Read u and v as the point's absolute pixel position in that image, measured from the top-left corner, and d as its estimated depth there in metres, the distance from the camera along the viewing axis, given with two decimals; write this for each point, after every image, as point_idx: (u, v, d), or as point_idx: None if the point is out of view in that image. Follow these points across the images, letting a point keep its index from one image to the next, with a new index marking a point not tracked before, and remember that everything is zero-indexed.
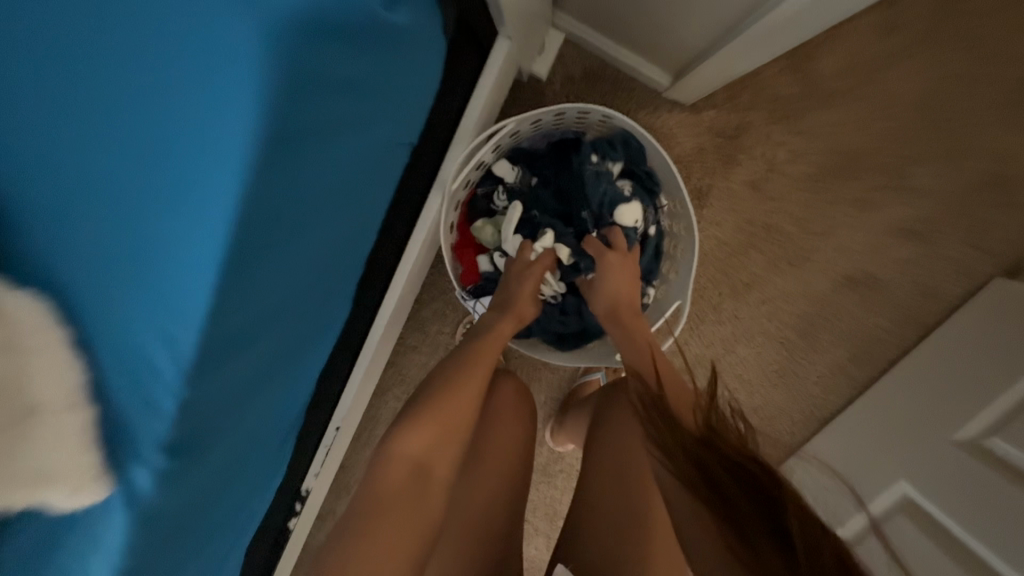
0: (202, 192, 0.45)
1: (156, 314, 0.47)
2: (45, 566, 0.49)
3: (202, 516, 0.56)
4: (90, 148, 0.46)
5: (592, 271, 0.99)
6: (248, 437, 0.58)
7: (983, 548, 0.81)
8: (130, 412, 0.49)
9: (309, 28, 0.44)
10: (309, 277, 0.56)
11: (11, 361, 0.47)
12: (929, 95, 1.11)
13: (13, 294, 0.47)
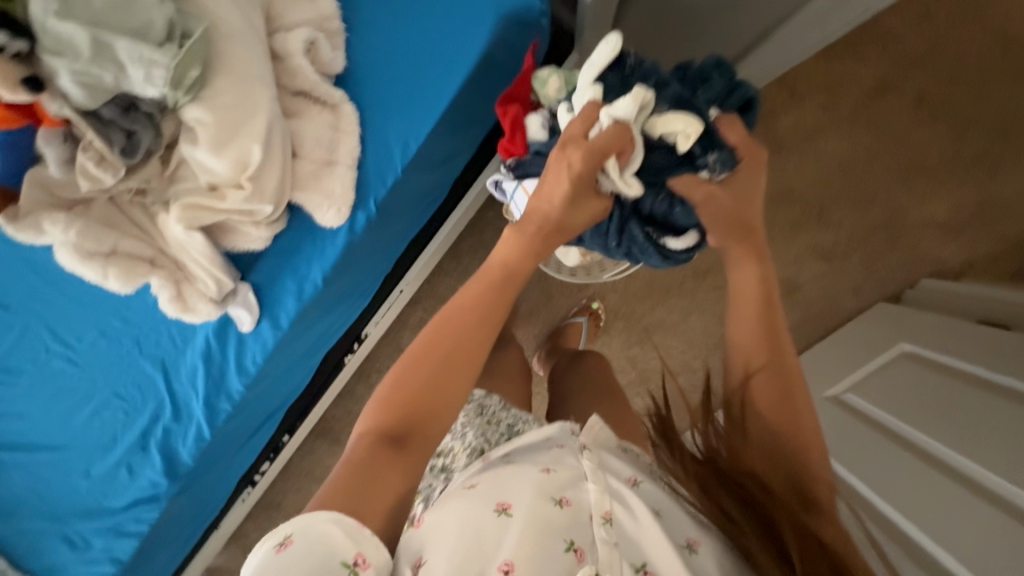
0: (449, 71, 0.79)
1: (401, 131, 0.79)
2: (291, 258, 0.83)
3: (360, 264, 0.89)
4: (390, 29, 0.80)
5: (719, 165, 0.72)
6: (399, 231, 0.93)
7: (867, 491, 1.08)
8: (368, 181, 0.80)
9: (526, 13, 0.81)
10: (460, 146, 0.92)
11: (323, 131, 0.78)
12: (849, 159, 1.57)
13: (333, 90, 0.78)
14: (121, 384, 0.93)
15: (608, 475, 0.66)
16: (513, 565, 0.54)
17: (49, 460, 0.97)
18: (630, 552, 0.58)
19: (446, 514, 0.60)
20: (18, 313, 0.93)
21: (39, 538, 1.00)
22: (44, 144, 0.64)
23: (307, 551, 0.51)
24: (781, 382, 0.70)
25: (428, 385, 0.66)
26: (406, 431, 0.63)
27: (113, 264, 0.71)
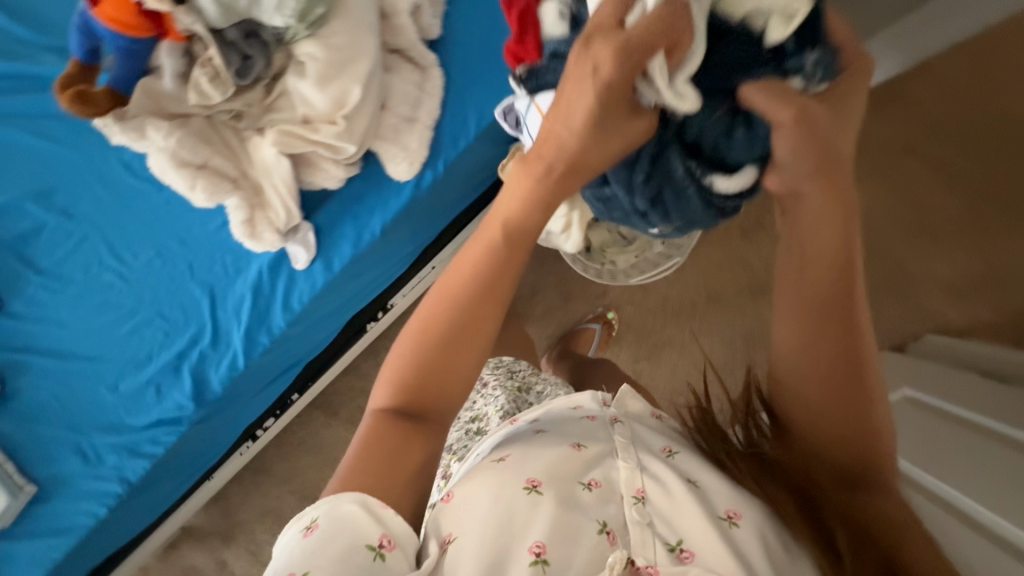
0: None
1: (480, 102, 0.85)
2: (354, 206, 0.87)
3: (417, 223, 0.93)
4: (485, 9, 0.87)
5: (823, 73, 0.50)
6: (456, 198, 0.96)
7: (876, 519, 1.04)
8: (441, 144, 0.85)
9: None
10: None
11: (411, 90, 0.84)
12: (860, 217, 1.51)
13: (428, 55, 0.84)
14: (165, 305, 0.96)
15: (640, 449, 0.64)
16: (545, 549, 0.52)
17: (78, 371, 1.00)
18: (664, 531, 0.55)
19: (476, 490, 0.58)
20: (80, 223, 0.98)
21: (53, 447, 1.02)
22: (163, 49, 0.78)
23: (334, 539, 0.49)
24: (843, 372, 0.54)
25: (435, 365, 0.55)
26: (418, 407, 0.56)
27: (201, 176, 0.81)
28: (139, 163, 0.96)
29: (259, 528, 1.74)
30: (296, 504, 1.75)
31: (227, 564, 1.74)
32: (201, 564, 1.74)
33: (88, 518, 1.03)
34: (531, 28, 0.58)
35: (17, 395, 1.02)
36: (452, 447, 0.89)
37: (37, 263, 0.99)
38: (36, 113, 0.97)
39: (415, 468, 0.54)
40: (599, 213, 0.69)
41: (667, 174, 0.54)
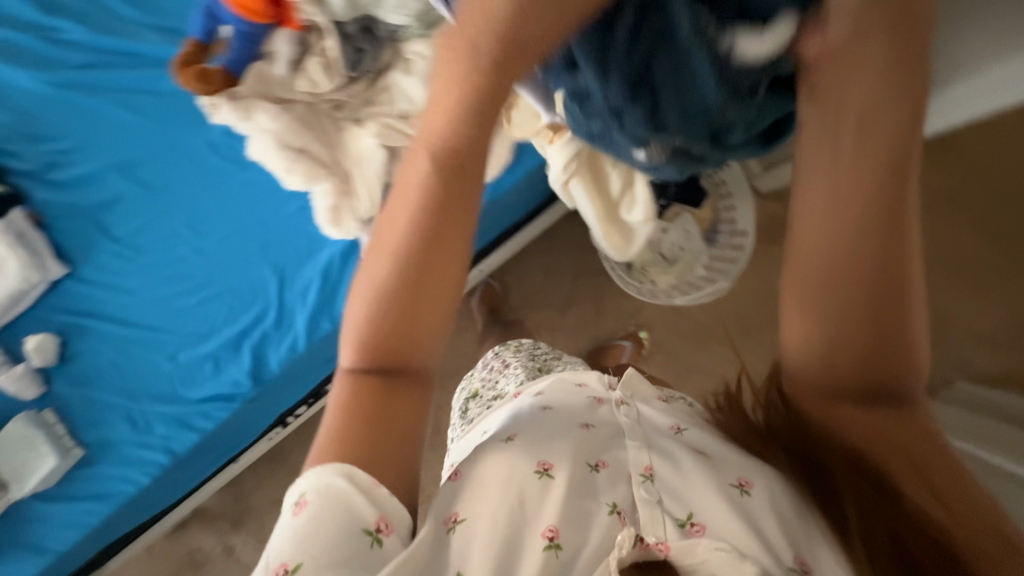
0: None
1: None
2: None
3: None
4: None
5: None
6: None
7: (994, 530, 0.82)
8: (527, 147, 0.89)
9: None
10: None
11: None
12: None
13: None
14: (234, 282, 0.99)
15: (649, 430, 0.62)
16: (559, 533, 0.51)
17: (139, 338, 1.02)
18: (673, 505, 0.53)
19: (483, 469, 0.55)
20: (160, 196, 1.01)
21: (103, 412, 1.03)
22: (279, 36, 0.86)
23: (326, 524, 0.43)
24: (868, 305, 0.41)
25: (400, 318, 0.44)
26: (392, 357, 0.45)
27: (299, 162, 0.85)
28: (225, 145, 1.00)
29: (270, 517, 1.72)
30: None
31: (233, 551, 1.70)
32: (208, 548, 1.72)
33: (126, 487, 1.03)
34: None
35: (77, 357, 1.04)
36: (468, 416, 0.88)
37: (113, 231, 1.03)
38: (136, 90, 1.01)
39: (399, 435, 0.45)
40: (584, 132, 0.59)
41: (665, 31, 0.45)
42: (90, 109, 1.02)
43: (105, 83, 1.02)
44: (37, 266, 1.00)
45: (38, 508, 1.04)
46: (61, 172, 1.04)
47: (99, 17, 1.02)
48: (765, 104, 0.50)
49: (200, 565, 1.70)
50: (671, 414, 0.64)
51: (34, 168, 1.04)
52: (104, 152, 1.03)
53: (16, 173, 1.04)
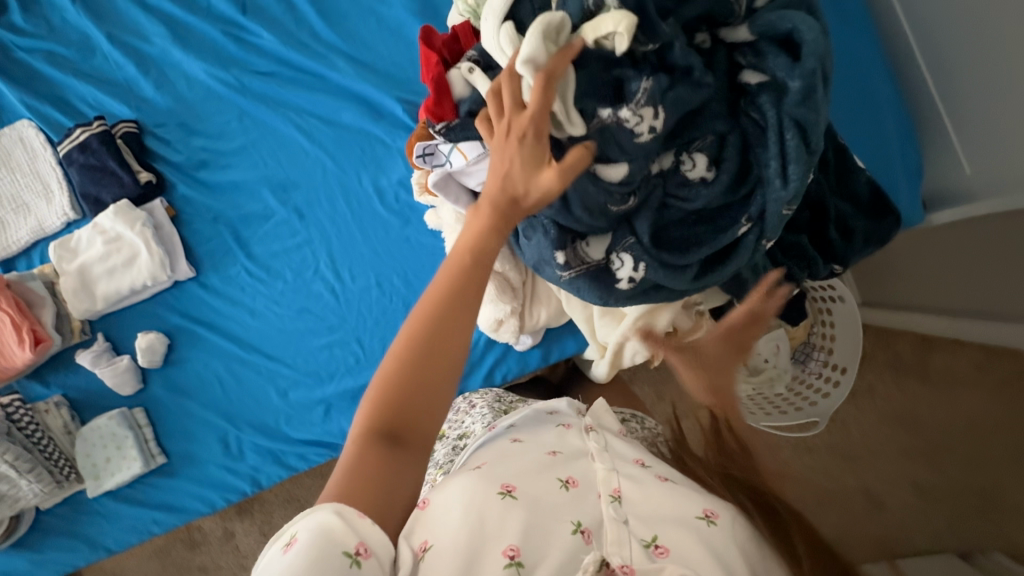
0: None
1: None
2: None
3: None
4: None
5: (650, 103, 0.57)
6: None
7: None
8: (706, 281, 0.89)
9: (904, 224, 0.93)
10: None
11: None
12: (975, 426, 1.11)
13: None
14: (367, 334, 0.95)
15: (613, 456, 0.54)
16: (520, 551, 0.43)
17: (254, 364, 0.98)
18: (638, 526, 0.46)
19: (451, 492, 0.48)
20: (309, 226, 0.97)
21: (195, 428, 1.00)
22: (457, 150, 0.69)
23: (308, 547, 0.38)
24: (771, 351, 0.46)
25: (409, 383, 0.44)
26: (400, 428, 0.43)
27: (493, 281, 0.80)
28: (392, 193, 0.95)
29: (278, 515, 1.53)
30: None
31: (232, 537, 1.53)
32: (207, 528, 1.54)
33: (199, 505, 1.00)
34: (439, 89, 0.65)
35: (181, 364, 0.99)
36: (438, 467, 0.72)
37: (250, 247, 0.98)
38: (313, 112, 0.97)
39: (384, 492, 0.43)
40: (541, 259, 0.69)
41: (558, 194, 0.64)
42: (257, 119, 0.98)
43: (280, 97, 0.97)
44: (167, 267, 0.96)
45: (104, 504, 1.01)
46: (210, 172, 0.99)
47: (292, 29, 0.97)
48: (666, 233, 0.68)
49: (194, 541, 1.53)
50: (636, 446, 0.55)
51: (183, 162, 0.99)
52: (258, 164, 0.98)
53: (164, 161, 1.00)
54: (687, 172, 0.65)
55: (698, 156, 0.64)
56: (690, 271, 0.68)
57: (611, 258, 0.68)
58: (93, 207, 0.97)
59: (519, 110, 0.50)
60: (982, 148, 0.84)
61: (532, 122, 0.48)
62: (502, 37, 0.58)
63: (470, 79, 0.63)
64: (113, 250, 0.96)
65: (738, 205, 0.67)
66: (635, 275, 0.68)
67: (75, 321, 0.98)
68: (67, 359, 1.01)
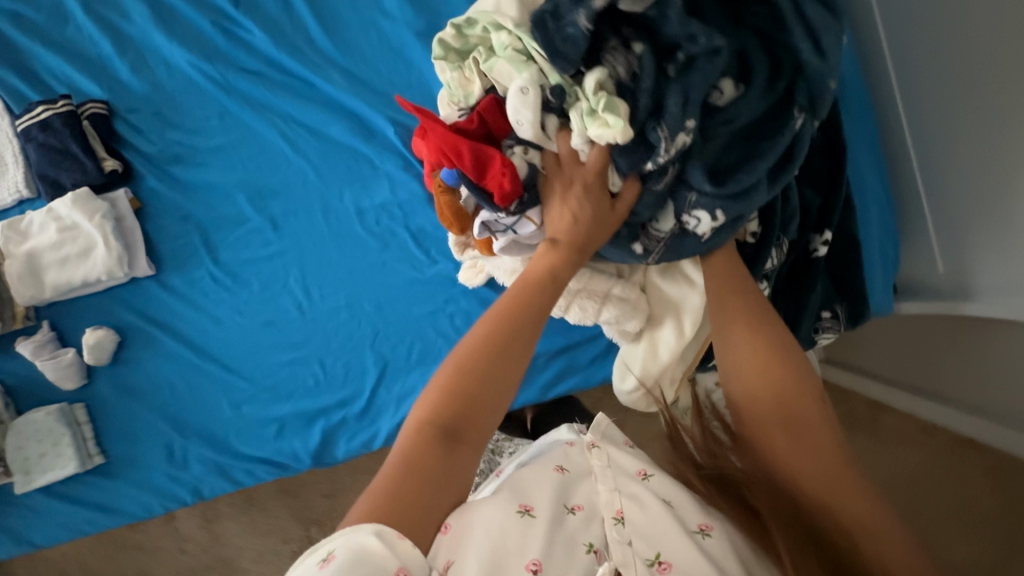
0: (870, 280, 0.90)
1: None
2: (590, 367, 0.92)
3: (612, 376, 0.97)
4: None
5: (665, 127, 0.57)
6: None
7: None
8: None
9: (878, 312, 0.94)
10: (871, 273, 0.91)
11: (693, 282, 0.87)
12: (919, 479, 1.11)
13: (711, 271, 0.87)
14: (332, 356, 0.93)
15: (615, 471, 0.58)
16: (542, 565, 0.49)
17: (209, 373, 0.94)
18: (642, 546, 0.51)
19: (472, 516, 0.51)
20: (284, 237, 0.93)
21: (140, 431, 0.96)
22: (524, 219, 0.65)
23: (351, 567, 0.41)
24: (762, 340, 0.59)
25: (470, 382, 0.51)
26: (459, 425, 0.50)
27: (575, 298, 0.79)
28: (374, 216, 0.92)
29: (223, 501, 1.51)
30: (273, 495, 1.50)
31: (172, 520, 1.50)
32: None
33: (138, 509, 0.97)
34: (505, 174, 0.61)
35: (131, 365, 0.95)
36: None
37: (218, 252, 0.94)
38: (300, 120, 0.92)
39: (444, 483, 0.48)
40: (619, 260, 0.70)
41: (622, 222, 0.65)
42: (239, 119, 0.93)
43: (267, 100, 0.93)
44: (125, 263, 0.91)
45: (36, 498, 0.96)
46: (183, 168, 0.94)
47: (285, 29, 0.92)
48: (723, 169, 0.63)
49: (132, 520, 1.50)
50: (638, 457, 0.59)
51: (155, 153, 0.94)
52: (235, 165, 0.93)
53: (133, 150, 0.94)
54: (718, 103, 0.62)
55: (723, 84, 0.61)
56: (763, 189, 0.63)
57: (684, 220, 0.64)
58: (50, 189, 0.91)
59: (580, 163, 0.61)
60: (958, 252, 0.87)
61: (595, 177, 0.59)
62: (548, 122, 0.61)
63: (528, 158, 0.63)
64: (68, 239, 0.90)
65: (780, 105, 0.63)
66: (716, 224, 0.63)
67: (20, 306, 0.93)
68: (6, 345, 0.95)
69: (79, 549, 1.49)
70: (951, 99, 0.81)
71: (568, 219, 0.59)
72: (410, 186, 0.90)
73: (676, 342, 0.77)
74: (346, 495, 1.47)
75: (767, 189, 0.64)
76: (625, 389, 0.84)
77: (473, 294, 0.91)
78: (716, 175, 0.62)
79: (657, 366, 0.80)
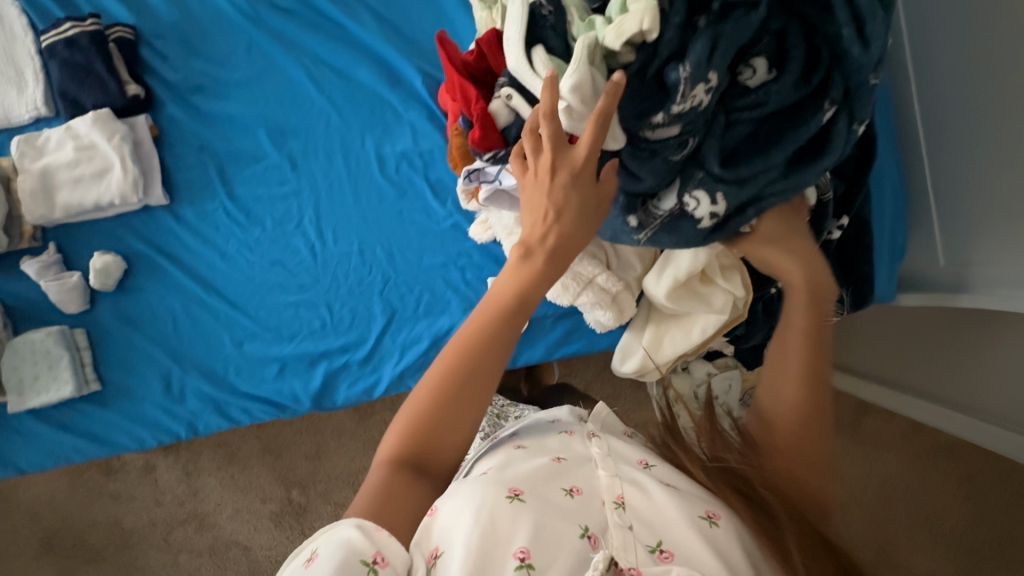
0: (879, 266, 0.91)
1: None
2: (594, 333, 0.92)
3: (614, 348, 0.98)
4: None
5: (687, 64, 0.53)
6: None
7: None
8: None
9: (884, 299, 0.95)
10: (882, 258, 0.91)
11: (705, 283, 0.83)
12: (892, 485, 1.16)
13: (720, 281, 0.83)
14: (339, 302, 0.92)
15: (616, 458, 0.57)
16: (530, 554, 0.46)
17: (213, 308, 0.94)
18: (644, 532, 0.49)
19: (462, 500, 0.50)
20: (301, 177, 0.93)
21: (138, 362, 0.95)
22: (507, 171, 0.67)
23: (331, 558, 0.44)
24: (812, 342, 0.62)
25: (431, 416, 0.52)
26: (425, 458, 0.52)
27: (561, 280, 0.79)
28: (394, 163, 0.92)
29: (204, 456, 1.49)
30: (255, 454, 1.49)
31: (153, 471, 1.48)
32: (128, 457, 1.49)
33: (128, 441, 0.95)
34: (484, 120, 0.64)
35: (135, 293, 0.94)
36: None
37: (234, 187, 0.94)
38: (327, 61, 0.92)
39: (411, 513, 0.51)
40: (614, 230, 0.67)
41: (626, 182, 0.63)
42: (265, 53, 0.93)
43: (296, 37, 0.93)
44: (139, 188, 0.90)
45: (25, 421, 0.95)
46: (205, 98, 0.94)
47: None
48: (738, 151, 0.60)
49: (111, 468, 1.48)
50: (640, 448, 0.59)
51: (179, 82, 0.93)
52: (259, 101, 0.93)
53: (157, 77, 0.94)
54: (748, 83, 0.57)
55: (755, 62, 0.56)
56: (773, 179, 0.61)
57: (685, 200, 0.62)
58: (69, 108, 0.91)
59: (567, 148, 0.55)
60: (963, 245, 0.88)
61: (582, 167, 0.55)
62: (538, 62, 0.58)
63: (511, 104, 0.62)
64: (84, 159, 0.90)
65: (814, 95, 0.58)
66: (716, 209, 0.61)
67: (27, 225, 0.92)
68: (9, 263, 0.94)
69: (53, 493, 1.47)
70: (965, 92, 0.81)
71: (547, 226, 0.56)
72: (432, 137, 0.91)
73: (684, 342, 0.83)
74: (331, 459, 1.47)
75: (777, 177, 0.61)
76: (622, 371, 0.88)
77: (484, 250, 0.91)
78: (727, 159, 0.60)
79: (661, 359, 0.85)
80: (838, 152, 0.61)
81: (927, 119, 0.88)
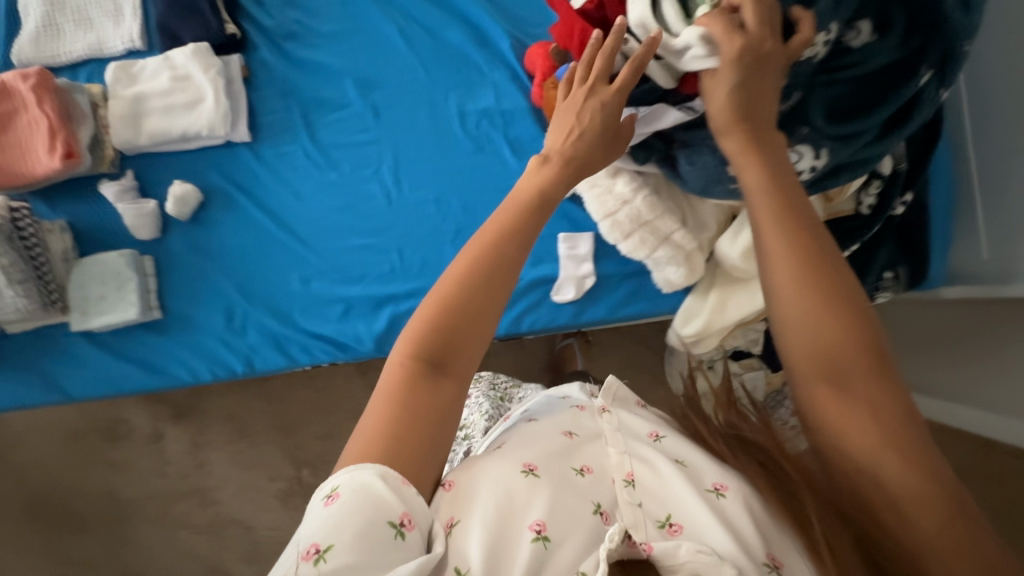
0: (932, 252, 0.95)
1: None
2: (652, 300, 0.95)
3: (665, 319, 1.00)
4: None
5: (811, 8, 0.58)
6: None
7: None
8: None
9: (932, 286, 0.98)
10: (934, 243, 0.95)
11: None
12: None
13: None
14: (411, 248, 0.94)
15: (626, 434, 0.50)
16: (547, 526, 0.42)
17: (281, 243, 0.95)
18: (654, 507, 0.44)
19: (474, 475, 0.46)
20: (382, 126, 0.97)
21: (201, 290, 0.95)
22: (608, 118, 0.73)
23: (350, 510, 0.39)
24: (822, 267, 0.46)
25: (460, 307, 0.49)
26: (444, 355, 0.47)
27: (638, 233, 0.83)
28: (474, 120, 0.96)
29: (214, 429, 1.45)
30: (265, 431, 1.44)
31: (160, 440, 1.44)
32: (136, 423, 1.44)
33: (184, 373, 0.94)
34: None
35: (207, 225, 0.96)
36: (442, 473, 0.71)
37: (316, 131, 0.97)
38: (417, 19, 0.98)
39: (441, 415, 0.45)
40: (712, 178, 0.72)
41: None
42: (360, 9, 0.98)
43: None
44: (228, 122, 0.93)
45: (78, 345, 0.94)
46: (297, 45, 0.98)
47: None
48: (838, 107, 0.66)
49: (116, 434, 1.43)
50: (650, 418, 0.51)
51: (273, 28, 0.98)
52: (349, 53, 0.97)
53: (252, 21, 0.98)
54: (852, 43, 0.63)
55: (862, 23, 0.62)
56: (867, 139, 0.67)
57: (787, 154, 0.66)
58: (168, 42, 0.95)
59: (605, 82, 0.66)
60: (1008, 236, 0.92)
61: (612, 97, 0.65)
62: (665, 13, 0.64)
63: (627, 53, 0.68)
64: (178, 89, 0.93)
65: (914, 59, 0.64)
66: (817, 163, 0.66)
67: (109, 150, 0.94)
68: (83, 189, 0.96)
69: (58, 452, 1.42)
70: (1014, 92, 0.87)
71: (568, 141, 0.64)
72: (515, 98, 0.95)
73: (748, 305, 0.86)
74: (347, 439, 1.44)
75: (873, 138, 0.68)
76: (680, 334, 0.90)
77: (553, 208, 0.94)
78: (829, 117, 0.65)
79: (722, 322, 0.88)
80: (922, 116, 0.67)
81: (975, 120, 0.95)
